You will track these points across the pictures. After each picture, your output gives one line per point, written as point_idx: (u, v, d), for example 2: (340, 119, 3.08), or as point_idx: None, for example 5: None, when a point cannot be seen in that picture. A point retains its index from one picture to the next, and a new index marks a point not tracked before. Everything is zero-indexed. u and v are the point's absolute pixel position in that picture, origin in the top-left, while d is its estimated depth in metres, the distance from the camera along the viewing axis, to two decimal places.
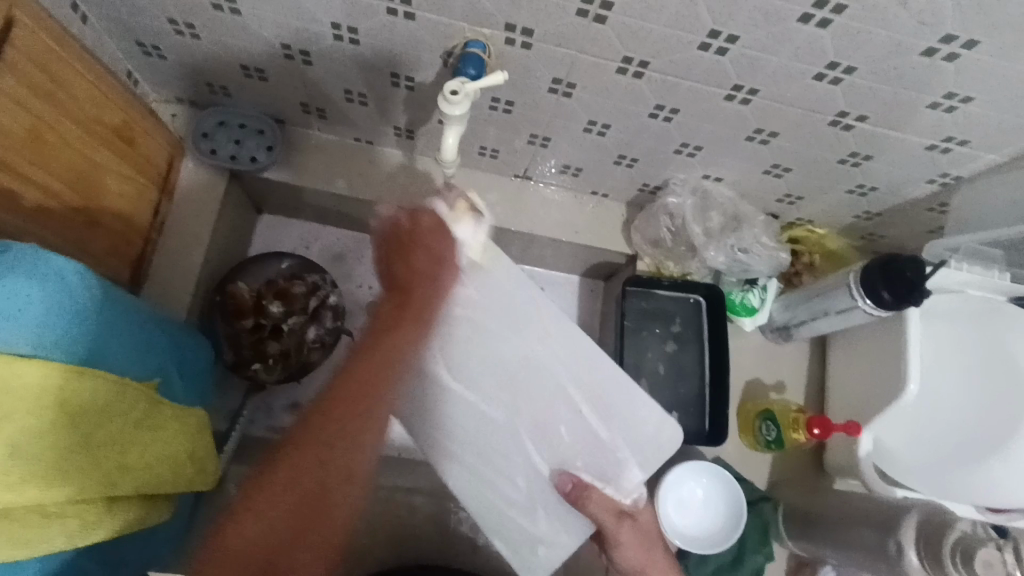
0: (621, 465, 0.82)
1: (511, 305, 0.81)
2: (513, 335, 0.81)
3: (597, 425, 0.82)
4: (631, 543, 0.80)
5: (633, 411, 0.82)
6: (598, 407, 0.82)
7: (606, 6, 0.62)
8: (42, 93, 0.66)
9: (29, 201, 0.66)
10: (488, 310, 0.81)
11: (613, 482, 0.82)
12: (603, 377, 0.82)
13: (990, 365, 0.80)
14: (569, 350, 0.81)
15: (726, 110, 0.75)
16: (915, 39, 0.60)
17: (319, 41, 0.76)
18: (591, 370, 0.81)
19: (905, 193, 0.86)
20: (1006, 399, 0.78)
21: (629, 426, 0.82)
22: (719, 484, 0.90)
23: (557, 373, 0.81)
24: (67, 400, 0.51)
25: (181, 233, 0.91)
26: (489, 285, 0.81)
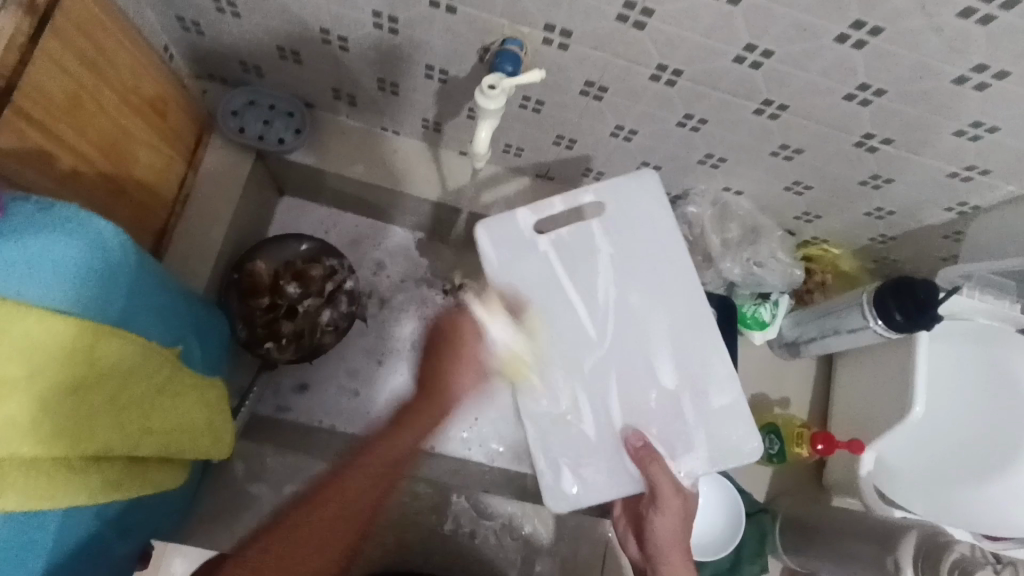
0: (691, 446, 0.78)
1: (632, 235, 0.82)
2: (628, 272, 0.82)
3: (683, 401, 0.79)
4: (671, 511, 0.74)
5: (723, 384, 0.79)
6: (690, 374, 0.80)
7: (645, 12, 0.63)
8: (87, 60, 0.68)
9: (64, 163, 0.67)
10: (615, 247, 0.82)
11: (684, 449, 0.78)
12: (700, 340, 0.80)
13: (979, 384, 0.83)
14: (672, 294, 0.81)
15: (753, 124, 0.76)
16: (947, 65, 0.61)
17: (359, 28, 0.77)
18: (692, 330, 0.81)
19: (921, 218, 0.87)
20: (999, 416, 0.81)
21: (709, 394, 0.79)
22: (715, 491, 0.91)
23: (660, 322, 0.81)
24: (97, 359, 0.52)
25: (204, 208, 0.91)
26: (618, 229, 0.82)
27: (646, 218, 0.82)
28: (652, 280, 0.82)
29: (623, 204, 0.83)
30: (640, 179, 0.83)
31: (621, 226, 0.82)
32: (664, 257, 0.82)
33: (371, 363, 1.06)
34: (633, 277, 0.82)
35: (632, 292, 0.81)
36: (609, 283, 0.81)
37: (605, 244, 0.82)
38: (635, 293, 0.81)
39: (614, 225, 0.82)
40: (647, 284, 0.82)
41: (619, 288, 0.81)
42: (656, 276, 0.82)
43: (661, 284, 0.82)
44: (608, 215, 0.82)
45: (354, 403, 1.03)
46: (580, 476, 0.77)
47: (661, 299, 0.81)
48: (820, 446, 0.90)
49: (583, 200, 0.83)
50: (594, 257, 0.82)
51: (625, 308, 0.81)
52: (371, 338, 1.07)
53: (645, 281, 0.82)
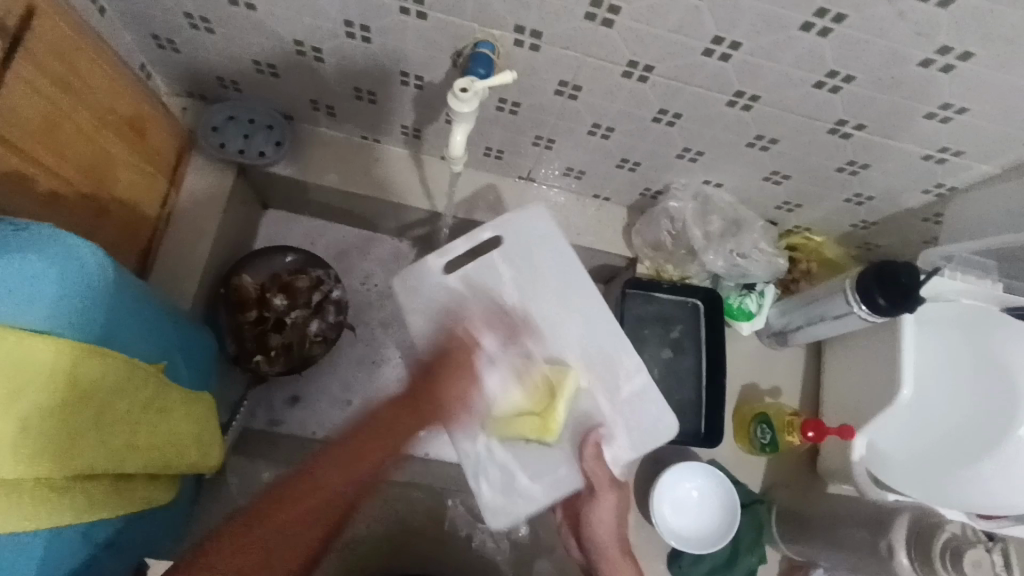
0: (612, 432, 0.82)
1: (530, 259, 0.87)
2: (529, 294, 0.86)
3: (597, 394, 0.83)
4: (609, 503, 0.79)
5: (632, 374, 0.84)
6: (602, 365, 0.84)
7: (613, 9, 0.64)
8: (62, 83, 0.68)
9: (42, 186, 0.67)
10: (517, 274, 0.87)
11: (608, 438, 0.82)
12: (609, 336, 0.85)
13: (976, 369, 0.80)
14: (578, 307, 0.86)
15: (727, 117, 0.77)
16: (913, 50, 0.62)
17: (332, 39, 0.78)
18: (598, 327, 0.85)
19: (900, 202, 0.88)
20: (993, 401, 0.78)
21: (622, 386, 0.84)
22: (709, 481, 0.92)
23: (563, 326, 0.85)
24: (80, 378, 0.53)
25: (187, 225, 0.92)
26: (522, 251, 0.87)
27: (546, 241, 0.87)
28: (553, 289, 0.86)
29: (522, 238, 0.87)
30: (528, 214, 0.88)
31: (519, 253, 0.87)
32: (571, 278, 0.87)
33: (362, 372, 1.06)
34: (533, 297, 0.86)
35: (541, 305, 0.86)
36: (515, 305, 0.86)
37: (509, 269, 0.87)
38: (537, 307, 0.86)
39: (516, 252, 0.87)
40: (551, 298, 0.86)
41: (525, 310, 0.85)
42: (558, 290, 0.86)
43: (566, 294, 0.86)
44: (506, 245, 0.87)
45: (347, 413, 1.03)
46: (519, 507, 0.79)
47: (562, 308, 0.86)
48: (811, 433, 0.91)
49: (485, 236, 0.86)
50: (499, 284, 0.86)
51: (535, 320, 0.85)
52: (362, 347, 1.07)
53: (551, 298, 0.86)
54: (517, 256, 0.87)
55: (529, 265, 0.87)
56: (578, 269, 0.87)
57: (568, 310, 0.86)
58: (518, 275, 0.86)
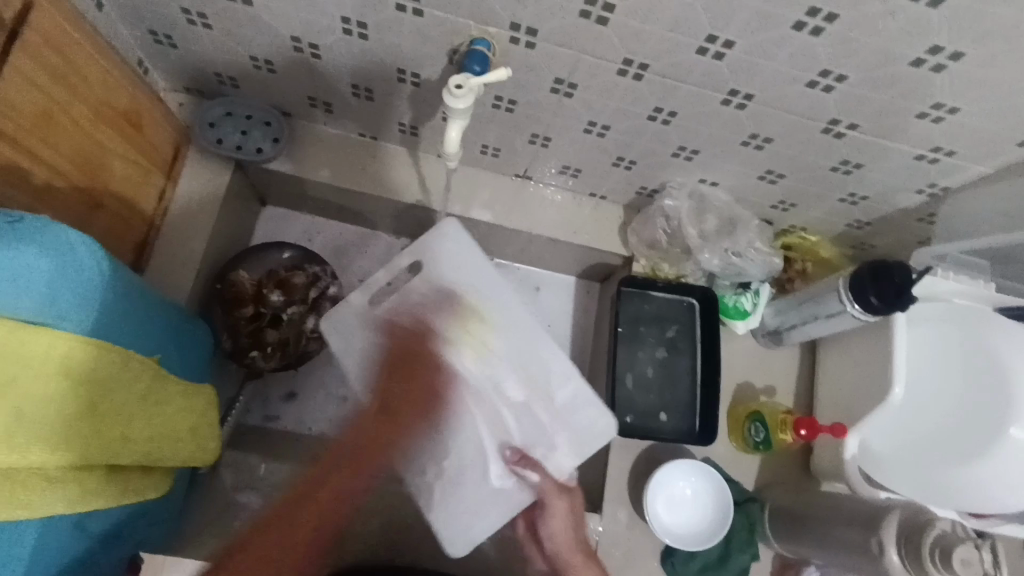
0: (551, 445, 0.83)
1: (467, 279, 0.85)
2: (455, 319, 0.84)
3: (534, 405, 0.84)
4: (559, 513, 0.82)
5: (562, 394, 0.84)
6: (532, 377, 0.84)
7: (608, 7, 0.64)
8: (59, 76, 0.68)
9: (38, 179, 0.68)
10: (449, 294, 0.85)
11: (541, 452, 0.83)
12: (535, 345, 0.84)
13: (960, 367, 0.81)
14: (506, 321, 0.84)
15: (721, 114, 0.77)
16: (906, 49, 0.62)
17: (329, 35, 0.78)
18: (527, 340, 0.84)
19: (893, 202, 0.89)
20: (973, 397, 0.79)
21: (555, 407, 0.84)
22: (696, 476, 0.92)
23: (495, 345, 0.84)
24: (73, 368, 0.53)
25: (183, 221, 0.92)
26: (457, 266, 0.85)
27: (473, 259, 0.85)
28: (483, 306, 0.84)
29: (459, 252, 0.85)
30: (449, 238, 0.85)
31: (448, 279, 0.85)
32: (501, 301, 0.85)
33: None
34: (459, 319, 0.84)
35: (469, 332, 0.84)
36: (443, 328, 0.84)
37: (434, 292, 0.85)
38: (465, 329, 0.84)
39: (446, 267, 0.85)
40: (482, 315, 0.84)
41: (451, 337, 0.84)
42: (486, 312, 0.84)
43: (495, 315, 0.84)
44: (430, 272, 0.85)
45: (342, 410, 1.03)
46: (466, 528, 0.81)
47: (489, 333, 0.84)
48: (804, 431, 0.92)
49: (403, 264, 0.85)
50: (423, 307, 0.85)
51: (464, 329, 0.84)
52: None
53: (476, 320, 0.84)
54: (445, 283, 0.85)
55: (458, 286, 0.85)
56: (505, 286, 0.85)
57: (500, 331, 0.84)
58: (453, 295, 0.85)
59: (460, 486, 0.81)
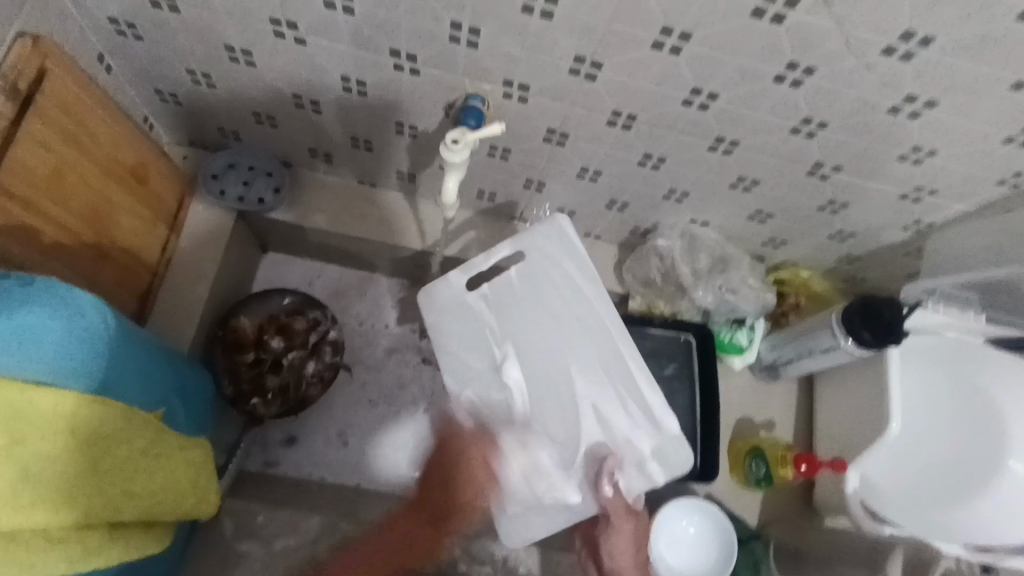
0: (639, 465, 0.81)
1: (534, 287, 0.83)
2: (521, 325, 0.83)
3: (613, 419, 0.81)
4: (623, 532, 0.81)
5: (647, 433, 0.81)
6: (619, 395, 0.82)
7: (596, 65, 0.67)
8: (70, 137, 0.71)
9: (46, 237, 0.70)
10: (496, 306, 0.83)
11: (617, 468, 0.80)
12: (614, 366, 0.82)
13: (968, 415, 0.84)
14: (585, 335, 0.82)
15: (709, 160, 0.80)
16: (882, 99, 0.65)
17: (329, 92, 0.81)
18: (597, 356, 0.82)
19: (881, 238, 0.91)
20: (982, 449, 0.82)
21: (636, 438, 0.81)
22: (697, 515, 0.92)
23: (573, 357, 0.82)
24: (77, 426, 0.54)
25: (187, 270, 0.94)
26: (522, 269, 0.83)
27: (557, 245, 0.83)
28: (571, 300, 0.83)
29: (533, 262, 0.83)
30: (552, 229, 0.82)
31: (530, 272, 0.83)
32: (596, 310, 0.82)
33: (357, 414, 1.06)
34: (545, 320, 0.83)
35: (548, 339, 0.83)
36: (525, 325, 0.83)
37: (517, 275, 0.83)
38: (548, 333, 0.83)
39: (499, 283, 0.83)
40: (554, 320, 0.83)
41: (514, 336, 0.83)
42: (579, 317, 0.82)
43: (579, 322, 0.82)
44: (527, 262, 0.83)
45: (343, 454, 1.03)
46: (527, 527, 0.80)
47: (570, 352, 0.82)
48: (804, 467, 0.92)
49: (504, 252, 0.83)
50: (512, 296, 0.83)
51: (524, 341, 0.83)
52: (359, 387, 1.07)
53: (538, 325, 0.83)
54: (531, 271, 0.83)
55: (534, 278, 0.83)
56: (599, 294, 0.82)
57: (589, 346, 0.82)
58: (535, 260, 0.83)
59: (533, 491, 0.80)
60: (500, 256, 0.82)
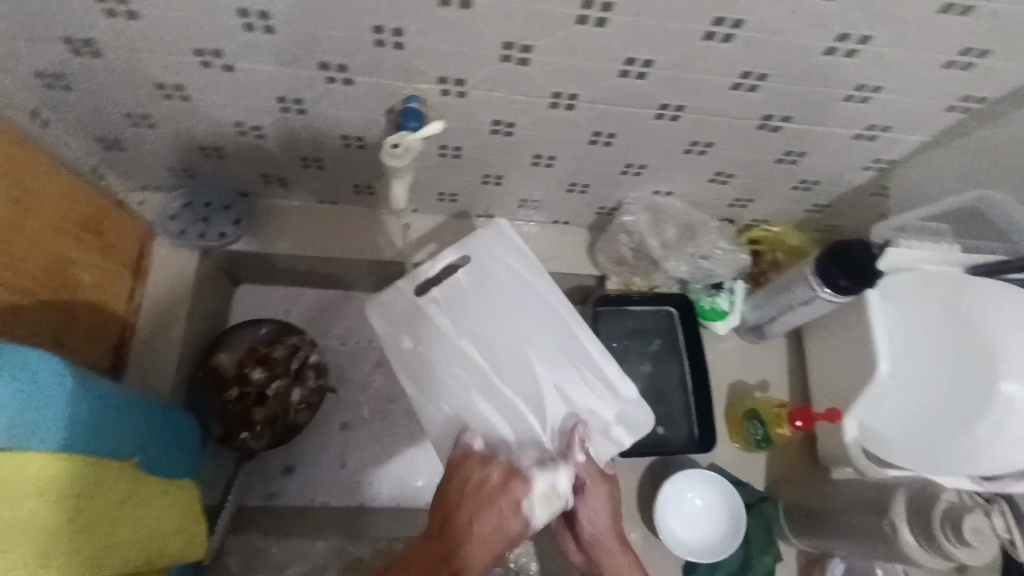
0: (607, 433, 0.79)
1: (487, 282, 0.82)
2: (468, 318, 0.80)
3: (574, 392, 0.79)
4: (600, 496, 0.76)
5: (609, 401, 0.80)
6: (581, 368, 0.80)
7: (526, 49, 0.66)
8: (13, 198, 0.70)
9: (6, 301, 0.69)
10: (451, 306, 0.81)
11: (588, 439, 0.78)
12: (572, 344, 0.81)
13: (958, 347, 0.80)
14: (541, 320, 0.81)
15: (659, 128, 0.79)
16: (815, 41, 0.64)
17: (269, 115, 0.80)
18: (552, 338, 0.81)
19: (844, 182, 0.90)
20: (976, 375, 0.78)
21: (599, 409, 0.79)
22: (690, 478, 0.91)
23: (530, 340, 0.81)
24: (50, 488, 0.54)
25: (158, 314, 0.93)
26: (474, 267, 0.82)
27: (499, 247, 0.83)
28: (527, 293, 0.82)
29: (479, 262, 0.83)
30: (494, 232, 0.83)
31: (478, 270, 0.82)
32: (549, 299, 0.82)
33: (351, 434, 1.05)
34: (501, 311, 0.81)
35: (506, 326, 0.81)
36: (483, 314, 0.81)
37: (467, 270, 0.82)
38: (505, 320, 0.81)
39: (450, 285, 0.82)
40: (502, 310, 0.81)
41: (466, 332, 0.80)
42: (532, 303, 0.82)
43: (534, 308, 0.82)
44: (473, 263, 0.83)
45: (343, 475, 1.02)
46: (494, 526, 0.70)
47: (529, 337, 0.81)
48: (800, 422, 0.92)
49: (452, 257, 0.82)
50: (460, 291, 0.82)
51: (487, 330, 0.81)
52: (349, 407, 1.06)
53: (488, 318, 0.81)
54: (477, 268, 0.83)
55: (484, 272, 0.82)
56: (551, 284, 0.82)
57: (547, 329, 0.81)
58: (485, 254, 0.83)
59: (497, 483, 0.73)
60: (447, 261, 0.82)
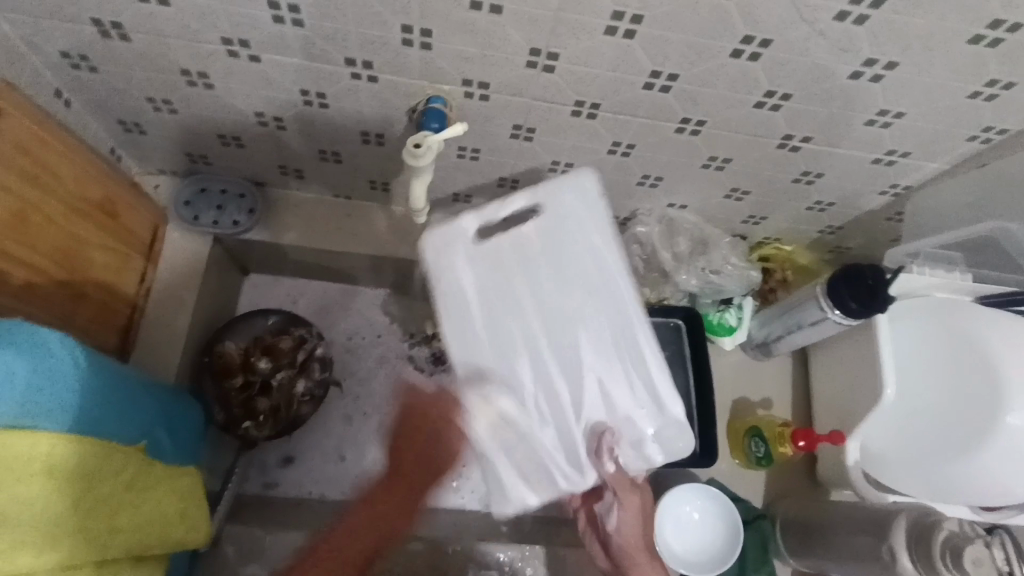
0: (640, 443, 0.79)
1: (561, 244, 0.74)
2: (518, 306, 0.73)
3: (616, 395, 0.77)
4: (632, 507, 0.79)
5: (650, 414, 0.78)
6: (629, 369, 0.76)
7: (551, 56, 0.66)
8: (31, 176, 0.70)
9: (16, 278, 0.69)
10: (518, 260, 0.73)
11: (616, 445, 0.78)
12: (629, 342, 0.76)
13: (960, 372, 0.80)
14: (607, 308, 0.75)
15: (678, 142, 0.79)
16: (840, 64, 0.64)
17: (291, 107, 0.80)
18: (614, 330, 0.76)
19: (860, 205, 0.90)
20: (969, 412, 0.78)
21: (637, 420, 0.78)
22: (679, 495, 0.91)
23: (588, 326, 0.75)
24: (55, 467, 0.54)
25: (167, 299, 0.93)
26: (549, 227, 0.73)
27: (581, 214, 0.73)
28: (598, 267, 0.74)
29: (550, 221, 0.73)
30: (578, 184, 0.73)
31: (552, 231, 0.73)
32: (617, 289, 0.75)
33: (352, 429, 1.05)
34: (565, 285, 0.74)
35: (565, 301, 0.75)
36: (543, 279, 0.74)
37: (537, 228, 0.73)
38: (568, 296, 0.75)
39: (516, 237, 0.73)
40: (561, 289, 0.74)
41: (515, 322, 0.74)
42: (604, 284, 0.75)
43: (600, 289, 0.75)
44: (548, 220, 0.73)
45: (341, 469, 1.03)
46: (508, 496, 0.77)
47: (590, 324, 0.75)
48: (803, 443, 0.91)
49: (521, 204, 0.73)
50: (528, 252, 0.73)
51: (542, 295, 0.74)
52: (351, 402, 1.07)
53: (538, 303, 0.74)
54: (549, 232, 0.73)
55: (556, 234, 0.73)
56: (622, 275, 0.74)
57: (612, 319, 0.75)
58: (562, 213, 0.73)
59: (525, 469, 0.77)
60: (516, 208, 0.73)
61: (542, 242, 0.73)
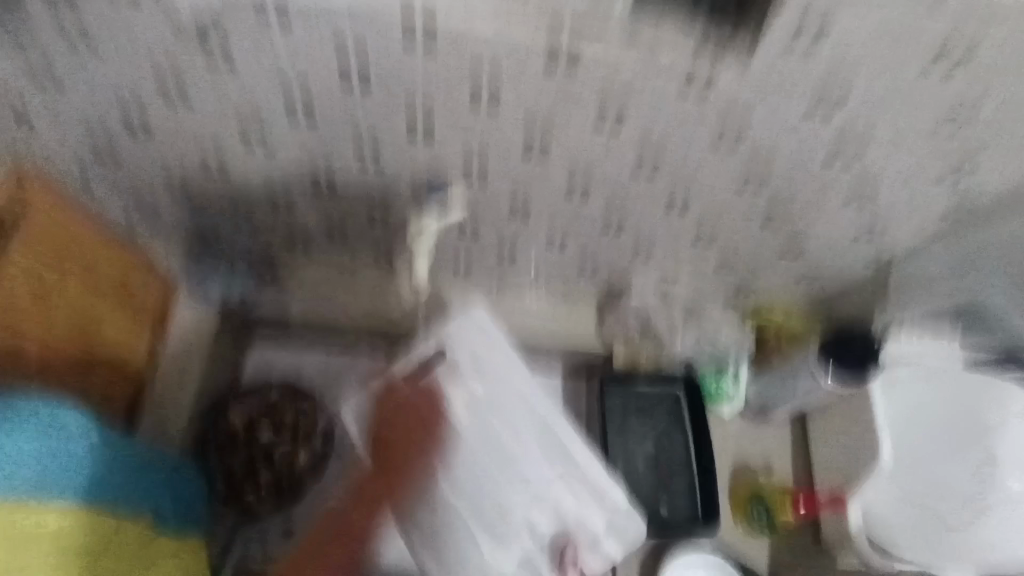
0: (596, 538, 0.76)
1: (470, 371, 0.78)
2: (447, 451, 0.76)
3: (564, 495, 0.76)
4: None
5: (596, 507, 0.76)
6: (563, 465, 0.77)
7: (545, 147, 0.71)
8: (53, 261, 0.74)
9: (32, 355, 0.72)
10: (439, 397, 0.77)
11: (579, 552, 0.75)
12: (556, 441, 0.77)
13: None
14: (530, 416, 0.78)
15: (667, 219, 0.84)
16: (814, 152, 0.69)
17: (301, 192, 0.85)
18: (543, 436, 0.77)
19: (845, 275, 0.94)
20: None
21: (589, 516, 0.76)
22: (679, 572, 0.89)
23: (517, 438, 0.76)
24: (64, 540, 0.57)
25: (177, 369, 0.97)
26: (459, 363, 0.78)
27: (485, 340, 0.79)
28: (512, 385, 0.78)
29: (456, 356, 0.78)
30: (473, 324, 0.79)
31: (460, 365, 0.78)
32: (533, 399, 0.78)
33: None
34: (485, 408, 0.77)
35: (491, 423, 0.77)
36: (464, 412, 0.77)
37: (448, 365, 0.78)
38: (491, 416, 0.77)
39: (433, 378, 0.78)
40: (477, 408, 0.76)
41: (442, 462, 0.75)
42: (519, 400, 0.78)
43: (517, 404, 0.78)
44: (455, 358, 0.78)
45: None
46: None
47: (517, 434, 0.77)
48: (806, 508, 0.94)
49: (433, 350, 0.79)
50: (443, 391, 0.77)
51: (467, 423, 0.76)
52: None
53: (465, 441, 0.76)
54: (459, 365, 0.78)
55: (469, 365, 0.78)
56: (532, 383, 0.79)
57: (534, 425, 0.77)
58: (470, 346, 0.79)
59: None
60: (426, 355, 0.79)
61: (453, 374, 0.77)
